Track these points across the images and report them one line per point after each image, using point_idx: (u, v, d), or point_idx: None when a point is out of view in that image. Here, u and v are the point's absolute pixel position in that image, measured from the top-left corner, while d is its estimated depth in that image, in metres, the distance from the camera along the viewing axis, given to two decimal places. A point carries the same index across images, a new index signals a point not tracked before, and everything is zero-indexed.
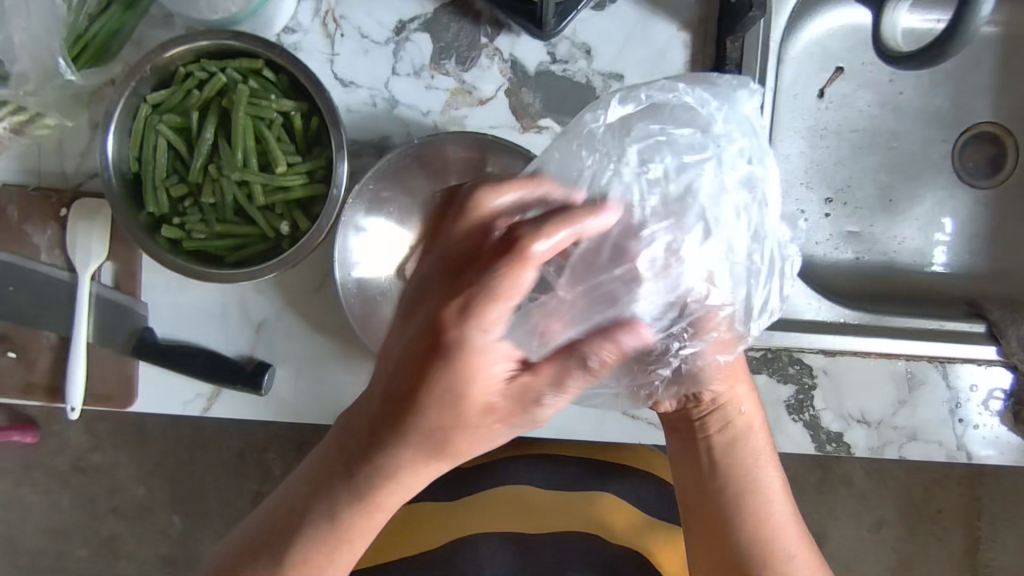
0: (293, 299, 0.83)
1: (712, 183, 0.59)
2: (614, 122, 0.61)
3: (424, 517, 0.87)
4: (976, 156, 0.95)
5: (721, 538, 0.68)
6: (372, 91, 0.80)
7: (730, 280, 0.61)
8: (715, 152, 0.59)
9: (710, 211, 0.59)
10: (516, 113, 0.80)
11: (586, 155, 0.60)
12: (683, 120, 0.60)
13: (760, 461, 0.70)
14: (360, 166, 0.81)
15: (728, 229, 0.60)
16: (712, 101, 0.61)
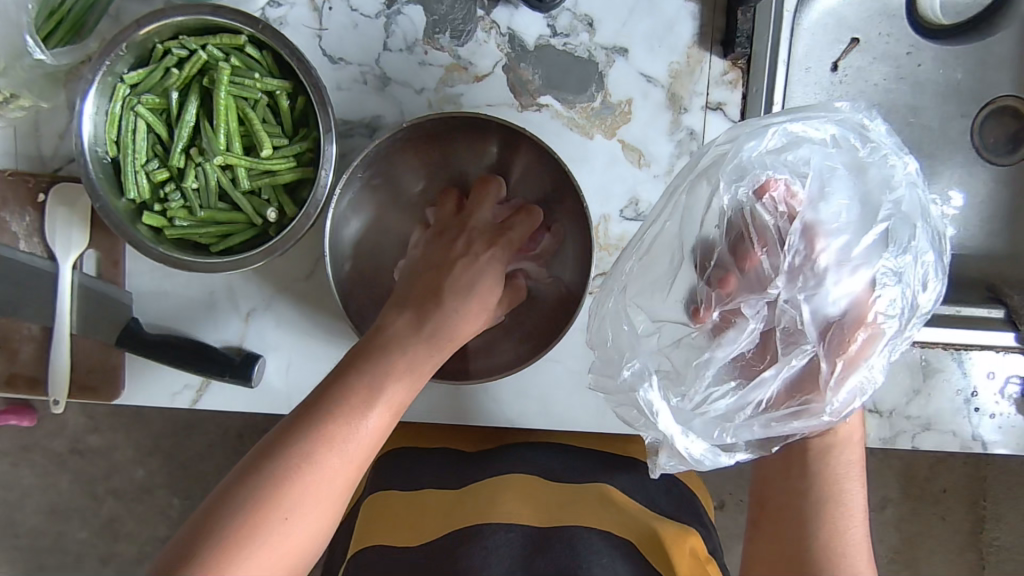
0: (282, 287, 0.80)
1: (872, 180, 0.61)
2: (737, 168, 0.61)
3: (419, 503, 0.82)
4: (996, 132, 0.91)
5: (794, 542, 0.63)
6: (362, 68, 0.76)
7: (893, 320, 0.60)
8: (879, 162, 0.61)
9: (875, 199, 0.61)
10: (515, 90, 0.76)
11: (758, 165, 0.61)
12: (825, 135, 0.61)
13: (850, 476, 0.65)
14: (350, 148, 0.77)
15: (905, 212, 0.60)
16: (866, 118, 0.62)
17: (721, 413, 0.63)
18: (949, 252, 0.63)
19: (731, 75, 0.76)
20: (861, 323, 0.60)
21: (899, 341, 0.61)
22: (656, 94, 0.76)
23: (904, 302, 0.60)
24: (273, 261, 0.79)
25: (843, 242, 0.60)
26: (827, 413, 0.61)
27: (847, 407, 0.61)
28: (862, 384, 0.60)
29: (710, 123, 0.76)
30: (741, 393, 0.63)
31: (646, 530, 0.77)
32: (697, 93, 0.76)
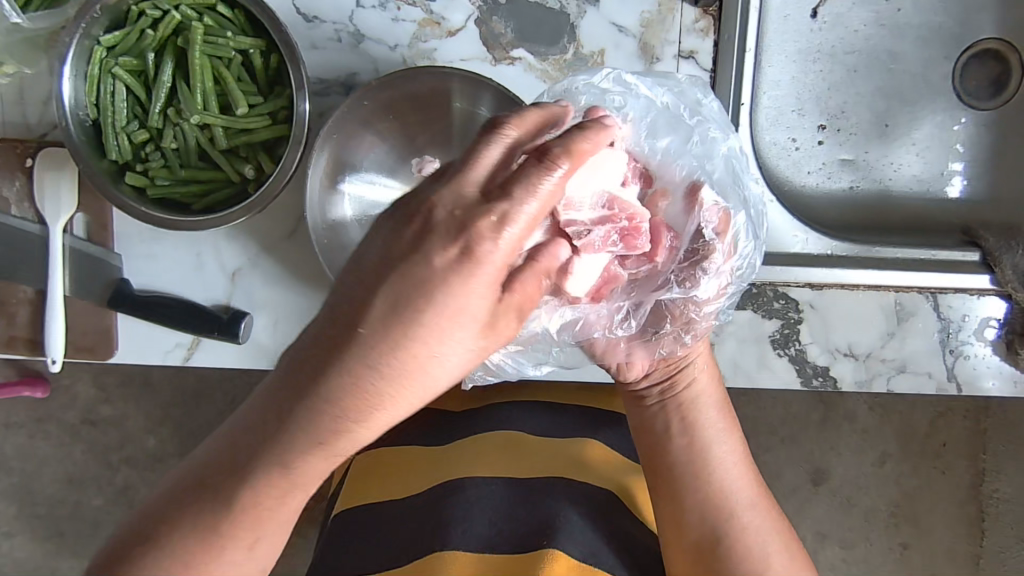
0: (267, 246, 0.82)
1: (696, 138, 0.68)
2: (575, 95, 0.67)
3: (404, 463, 0.83)
4: (978, 76, 0.91)
5: (693, 494, 0.68)
6: (336, 26, 0.77)
7: (682, 257, 0.65)
8: (700, 128, 0.68)
9: (689, 148, 0.67)
10: (488, 45, 0.76)
11: (588, 97, 0.67)
12: (655, 93, 0.68)
13: (727, 425, 0.71)
14: (327, 105, 0.78)
15: (716, 180, 0.67)
16: (700, 95, 0.69)
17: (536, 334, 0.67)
18: (763, 226, 0.69)
19: (702, 23, 0.76)
20: (656, 268, 0.65)
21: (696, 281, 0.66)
22: (628, 44, 0.76)
23: (709, 257, 0.65)
24: (256, 220, 0.81)
25: (667, 188, 0.66)
26: (602, 331, 0.68)
27: (630, 328, 0.68)
28: (630, 316, 0.67)
29: (682, 71, 0.77)
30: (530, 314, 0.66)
31: (626, 478, 0.80)
32: (670, 42, 0.76)
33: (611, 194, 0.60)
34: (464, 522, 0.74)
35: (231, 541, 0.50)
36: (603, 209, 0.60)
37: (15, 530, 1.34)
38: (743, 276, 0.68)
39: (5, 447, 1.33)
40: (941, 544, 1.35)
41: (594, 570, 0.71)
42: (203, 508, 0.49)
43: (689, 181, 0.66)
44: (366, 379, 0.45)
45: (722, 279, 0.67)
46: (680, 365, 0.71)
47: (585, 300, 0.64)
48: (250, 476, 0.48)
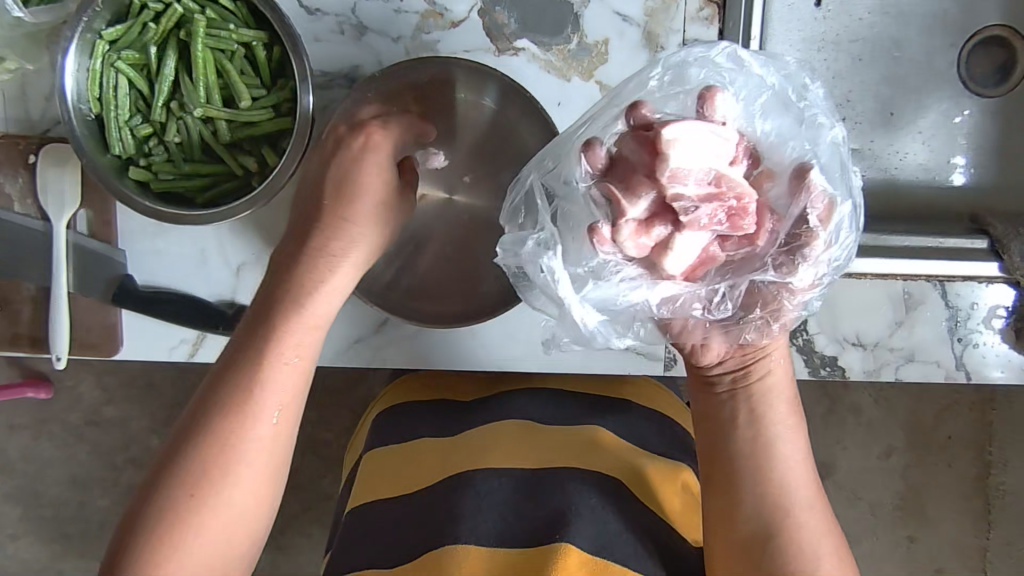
0: (271, 241, 0.81)
1: (803, 126, 0.62)
2: (673, 68, 0.61)
3: (415, 457, 0.83)
4: (984, 63, 0.90)
5: (745, 490, 0.65)
6: (339, 18, 0.76)
7: (792, 244, 0.59)
8: (806, 114, 0.62)
9: (797, 134, 0.61)
10: (491, 35, 0.76)
11: (702, 72, 0.61)
12: (766, 72, 0.62)
13: (792, 419, 0.67)
14: (331, 99, 0.77)
15: (824, 166, 0.61)
16: (808, 80, 0.63)
17: (634, 307, 0.61)
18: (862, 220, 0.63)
19: (706, 11, 0.76)
20: (753, 253, 0.58)
21: (808, 271, 0.59)
22: (632, 34, 0.76)
23: (810, 244, 0.58)
24: (260, 214, 0.81)
25: (773, 170, 0.60)
26: (700, 311, 0.61)
27: (723, 313, 0.61)
28: (727, 298, 0.60)
29: None
30: (631, 292, 0.60)
31: (636, 465, 0.80)
32: (673, 31, 0.76)
33: (719, 171, 0.54)
34: (474, 515, 0.73)
35: (232, 463, 0.60)
36: (711, 185, 0.54)
37: (21, 532, 1.34)
38: (839, 270, 0.61)
39: (11, 449, 1.32)
40: (948, 537, 1.35)
41: (606, 564, 0.70)
42: (210, 436, 0.60)
43: (797, 164, 0.60)
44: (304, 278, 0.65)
45: (819, 268, 0.60)
46: (757, 356, 0.66)
47: (679, 281, 0.58)
48: (244, 390, 0.61)
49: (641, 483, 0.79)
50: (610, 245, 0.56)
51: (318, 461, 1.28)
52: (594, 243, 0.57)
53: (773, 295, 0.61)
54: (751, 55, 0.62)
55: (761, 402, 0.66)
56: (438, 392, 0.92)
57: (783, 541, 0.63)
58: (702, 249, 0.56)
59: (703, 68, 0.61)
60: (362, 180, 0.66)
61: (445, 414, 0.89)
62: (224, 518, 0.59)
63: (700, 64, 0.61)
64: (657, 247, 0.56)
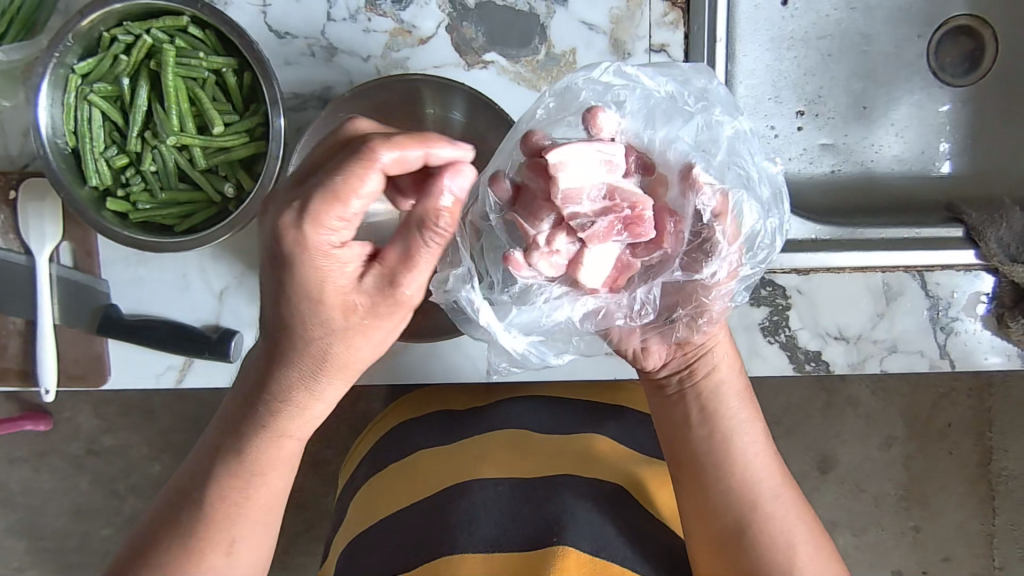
0: (253, 263, 0.82)
1: (701, 129, 0.64)
2: (560, 94, 0.63)
3: (412, 473, 0.82)
4: (951, 53, 0.91)
5: (710, 487, 0.65)
6: (309, 40, 0.77)
7: (696, 243, 0.62)
8: (704, 117, 0.65)
9: (694, 138, 0.64)
10: (460, 50, 0.77)
11: (590, 93, 0.63)
12: (656, 85, 0.64)
13: (748, 411, 0.67)
14: (305, 120, 0.78)
15: (717, 163, 0.63)
16: (706, 83, 0.66)
17: (560, 325, 0.66)
18: (785, 209, 0.66)
19: (671, 16, 0.76)
20: (665, 257, 0.62)
21: (725, 262, 0.62)
22: (599, 41, 0.77)
23: (714, 240, 0.61)
24: (242, 238, 0.81)
25: (667, 175, 0.63)
26: (623, 320, 0.65)
27: (645, 318, 0.65)
28: (647, 304, 0.64)
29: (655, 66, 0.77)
30: (557, 305, 0.65)
31: (633, 470, 0.80)
32: (639, 38, 0.77)
33: (609, 184, 0.59)
34: (471, 524, 0.73)
35: (259, 499, 0.59)
36: (604, 200, 0.59)
37: (24, 565, 1.33)
38: (758, 257, 0.64)
39: (12, 482, 1.32)
40: (954, 525, 1.34)
41: (607, 564, 0.69)
42: (224, 480, 0.58)
43: (684, 165, 0.63)
44: (311, 333, 0.53)
45: (732, 260, 0.63)
46: (698, 353, 0.66)
47: (602, 291, 0.63)
48: (269, 439, 0.58)
49: (639, 488, 0.79)
50: (527, 269, 0.61)
51: (318, 480, 1.28)
52: (510, 269, 0.61)
53: (691, 295, 0.63)
54: (639, 68, 0.64)
55: (714, 399, 0.66)
56: (438, 404, 0.90)
57: (756, 534, 0.63)
58: (614, 258, 0.61)
59: (589, 86, 0.63)
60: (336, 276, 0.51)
61: (445, 426, 0.87)
62: (251, 547, 0.59)
63: (586, 81, 0.63)
64: (570, 263, 0.60)
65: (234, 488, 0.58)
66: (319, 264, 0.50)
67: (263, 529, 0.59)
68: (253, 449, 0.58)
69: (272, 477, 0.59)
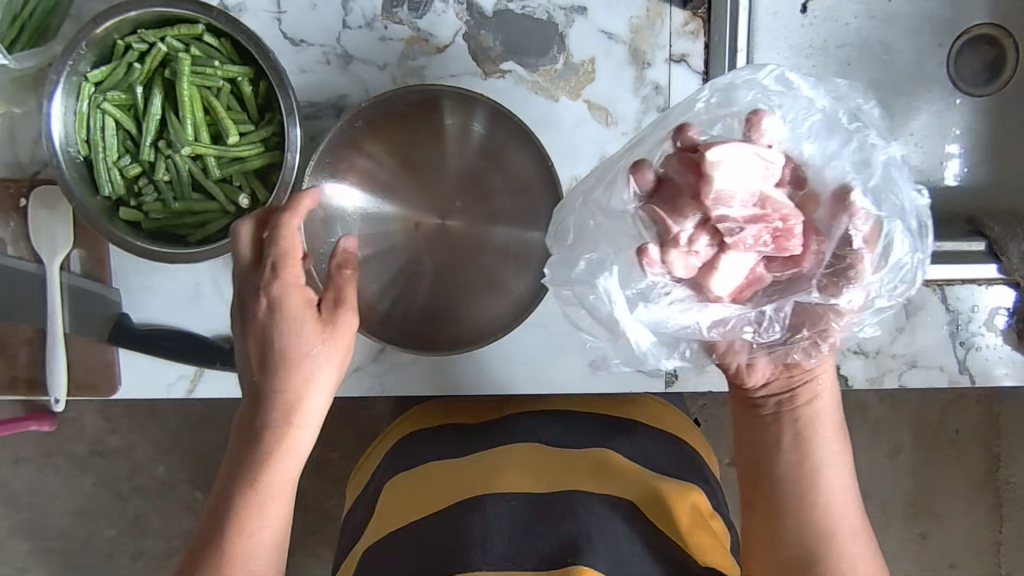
0: None
1: (853, 147, 0.61)
2: (718, 90, 0.61)
3: (424, 489, 0.80)
4: (972, 63, 0.90)
5: (784, 517, 0.61)
6: (324, 48, 0.76)
7: (842, 261, 0.58)
8: (860, 138, 0.62)
9: (846, 154, 0.61)
10: (477, 59, 0.76)
11: (753, 93, 0.61)
12: (818, 99, 0.62)
13: (838, 444, 0.62)
14: (319, 129, 0.77)
15: (873, 187, 0.60)
16: (860, 103, 0.64)
17: (687, 330, 0.61)
18: (929, 241, 0.62)
19: (691, 26, 0.76)
20: (802, 275, 0.58)
21: (881, 289, 0.60)
22: (618, 50, 0.76)
23: (858, 266, 0.57)
24: None
25: (817, 192, 0.58)
26: (749, 334, 0.61)
27: (770, 337, 0.61)
28: (774, 321, 0.60)
29: (674, 76, 0.76)
30: (675, 313, 0.60)
31: (651, 486, 0.78)
32: (659, 47, 0.76)
33: (764, 193, 0.55)
34: (485, 541, 0.69)
35: (276, 507, 0.58)
36: (756, 208, 0.54)
37: (29, 565, 1.33)
38: (898, 290, 0.61)
39: (16, 483, 1.31)
40: (962, 533, 1.34)
41: None
42: (245, 489, 0.57)
43: (839, 184, 0.59)
44: (281, 362, 0.58)
45: (870, 289, 0.59)
46: (804, 377, 0.62)
47: (726, 301, 0.59)
48: (273, 441, 0.58)
49: (658, 502, 0.76)
50: (660, 267, 0.57)
51: (324, 484, 1.27)
52: (641, 264, 0.57)
53: (826, 317, 0.60)
54: (803, 75, 0.62)
55: (804, 427, 0.62)
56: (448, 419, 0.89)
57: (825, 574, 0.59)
58: (747, 270, 0.57)
59: (732, 92, 0.61)
60: (303, 325, 0.58)
61: (455, 440, 0.86)
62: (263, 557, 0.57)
63: (747, 77, 0.61)
64: (704, 267, 0.56)
65: (249, 492, 0.57)
66: (282, 314, 0.58)
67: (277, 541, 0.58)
68: (264, 450, 0.58)
69: (286, 465, 0.58)
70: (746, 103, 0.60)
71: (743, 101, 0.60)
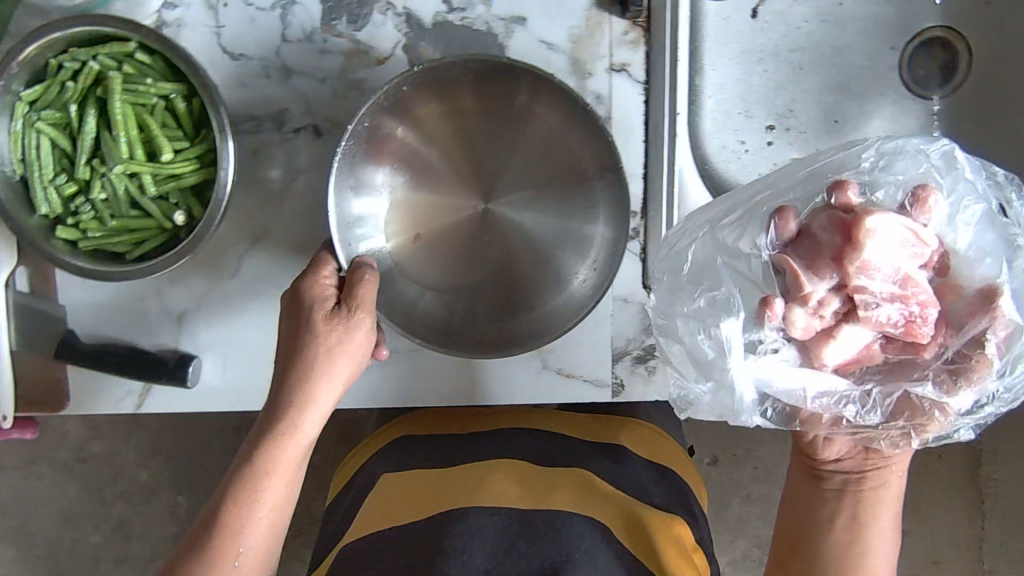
0: (211, 287, 0.80)
1: (996, 237, 0.60)
2: (898, 143, 0.62)
3: (403, 500, 0.78)
4: (925, 65, 0.89)
5: None
6: (263, 62, 0.76)
7: (965, 359, 0.58)
8: (1018, 237, 0.61)
9: (993, 247, 0.60)
10: (417, 71, 0.75)
11: (912, 163, 0.62)
12: (978, 182, 0.61)
13: (887, 531, 0.64)
14: (260, 144, 0.77)
15: (1019, 286, 0.59)
16: (1013, 194, 0.63)
17: (791, 394, 0.61)
18: None
19: (632, 34, 0.75)
20: (916, 363, 0.59)
21: (1003, 382, 0.59)
22: (559, 60, 0.75)
23: (978, 367, 0.58)
24: (199, 262, 0.80)
25: (964, 281, 0.59)
26: (850, 413, 0.60)
27: (868, 420, 0.60)
28: (876, 405, 0.60)
29: (616, 86, 0.75)
30: (762, 376, 0.61)
31: (630, 507, 0.73)
32: (600, 57, 0.75)
33: (907, 272, 0.57)
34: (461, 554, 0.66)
35: (262, 510, 0.64)
36: (897, 285, 0.57)
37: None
38: (1002, 399, 0.60)
39: None
40: None
41: None
42: (239, 493, 0.63)
43: (988, 283, 0.59)
44: (302, 370, 0.64)
45: (983, 392, 0.58)
46: (878, 463, 0.64)
47: (827, 369, 0.59)
48: (271, 451, 0.64)
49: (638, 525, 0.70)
50: (780, 322, 0.59)
51: None
52: (763, 314, 0.59)
53: (920, 396, 0.59)
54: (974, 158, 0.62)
55: (865, 506, 0.63)
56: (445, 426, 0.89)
57: None
58: (861, 346, 0.58)
59: (936, 155, 0.62)
60: (329, 338, 0.64)
61: (442, 449, 0.85)
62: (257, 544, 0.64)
63: (910, 146, 0.62)
64: (821, 334, 0.58)
65: (244, 498, 0.63)
66: (322, 335, 0.64)
67: (265, 539, 0.64)
68: (261, 459, 0.64)
69: (272, 484, 0.64)
70: (894, 182, 0.61)
71: (907, 179, 0.61)
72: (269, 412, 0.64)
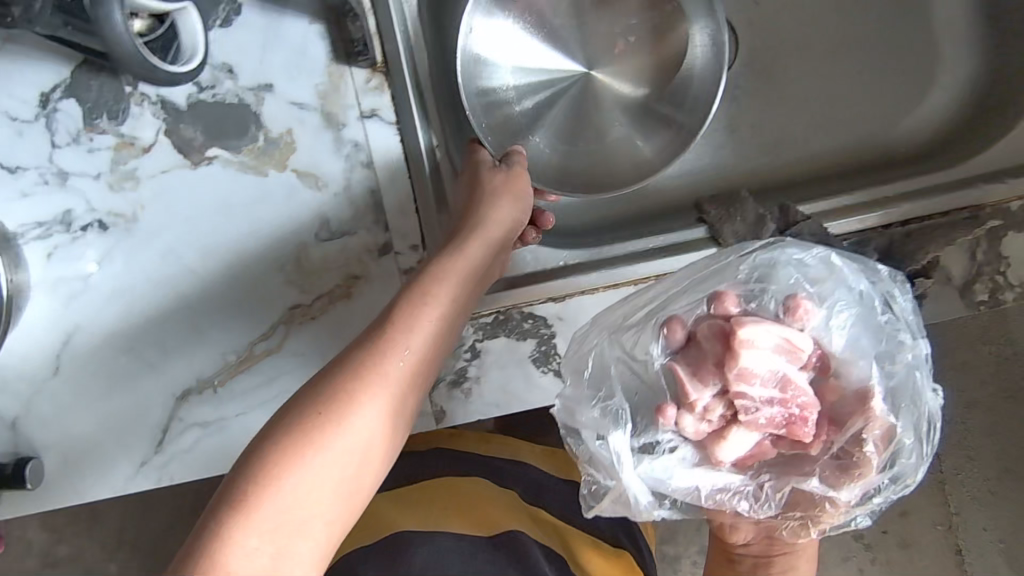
0: (36, 389, 0.82)
1: (872, 337, 0.69)
2: (776, 259, 0.71)
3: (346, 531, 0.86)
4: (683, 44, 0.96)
5: None
6: (39, 170, 0.79)
7: (852, 447, 0.66)
8: (890, 329, 0.69)
9: (865, 350, 0.68)
10: (183, 152, 0.79)
11: (794, 274, 0.70)
12: (858, 287, 0.70)
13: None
14: (53, 246, 0.81)
15: (893, 383, 0.68)
16: (895, 294, 0.71)
17: (688, 492, 0.68)
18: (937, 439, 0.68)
19: (374, 80, 0.80)
20: (808, 457, 0.67)
21: (896, 465, 0.66)
22: (312, 118, 0.79)
23: (864, 464, 0.66)
24: (18, 368, 0.82)
25: (841, 380, 0.68)
26: (747, 506, 0.68)
27: (767, 511, 0.69)
28: (772, 498, 0.68)
29: (371, 131, 0.80)
30: (664, 477, 0.67)
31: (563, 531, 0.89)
32: (349, 107, 0.79)
33: (785, 376, 0.64)
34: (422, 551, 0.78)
35: (383, 375, 0.62)
36: (775, 389, 0.64)
37: None
38: (897, 480, 0.67)
39: None
40: None
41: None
42: (372, 342, 0.63)
43: (863, 385, 0.67)
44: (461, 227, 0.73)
45: (869, 487, 0.67)
46: (783, 549, 0.74)
47: (727, 467, 0.68)
48: (419, 293, 0.66)
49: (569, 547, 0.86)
50: (672, 425, 0.66)
51: None
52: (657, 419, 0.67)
53: (832, 493, 0.67)
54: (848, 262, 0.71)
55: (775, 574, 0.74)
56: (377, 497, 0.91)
57: None
58: (752, 444, 0.67)
59: (803, 270, 0.71)
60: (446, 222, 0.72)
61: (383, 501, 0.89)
62: (360, 424, 0.59)
63: (789, 257, 0.71)
64: (713, 434, 0.66)
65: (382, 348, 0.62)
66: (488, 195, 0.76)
67: (376, 426, 0.61)
68: (404, 301, 0.66)
69: (415, 324, 0.64)
70: (777, 286, 0.70)
71: (785, 282, 0.70)
72: (343, 374, 0.61)
